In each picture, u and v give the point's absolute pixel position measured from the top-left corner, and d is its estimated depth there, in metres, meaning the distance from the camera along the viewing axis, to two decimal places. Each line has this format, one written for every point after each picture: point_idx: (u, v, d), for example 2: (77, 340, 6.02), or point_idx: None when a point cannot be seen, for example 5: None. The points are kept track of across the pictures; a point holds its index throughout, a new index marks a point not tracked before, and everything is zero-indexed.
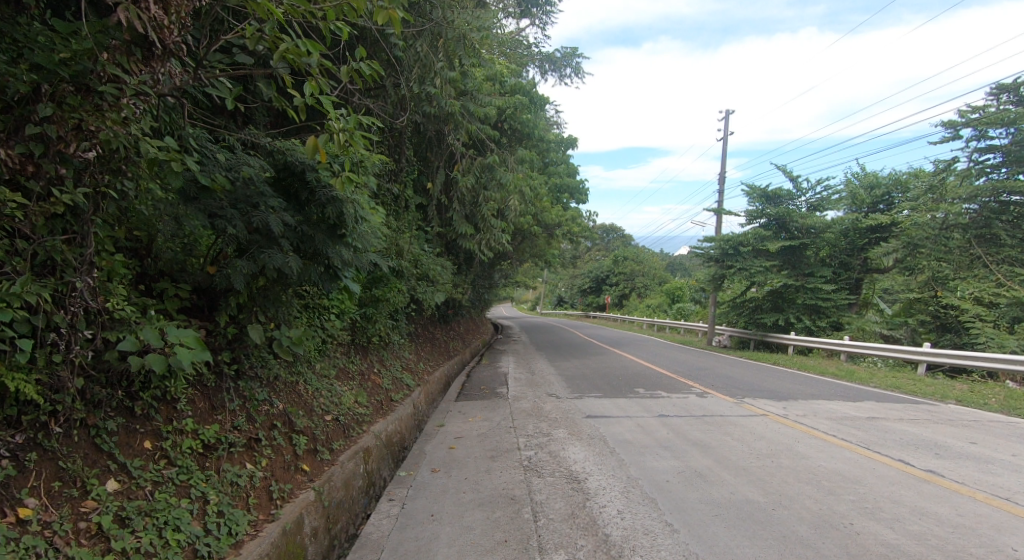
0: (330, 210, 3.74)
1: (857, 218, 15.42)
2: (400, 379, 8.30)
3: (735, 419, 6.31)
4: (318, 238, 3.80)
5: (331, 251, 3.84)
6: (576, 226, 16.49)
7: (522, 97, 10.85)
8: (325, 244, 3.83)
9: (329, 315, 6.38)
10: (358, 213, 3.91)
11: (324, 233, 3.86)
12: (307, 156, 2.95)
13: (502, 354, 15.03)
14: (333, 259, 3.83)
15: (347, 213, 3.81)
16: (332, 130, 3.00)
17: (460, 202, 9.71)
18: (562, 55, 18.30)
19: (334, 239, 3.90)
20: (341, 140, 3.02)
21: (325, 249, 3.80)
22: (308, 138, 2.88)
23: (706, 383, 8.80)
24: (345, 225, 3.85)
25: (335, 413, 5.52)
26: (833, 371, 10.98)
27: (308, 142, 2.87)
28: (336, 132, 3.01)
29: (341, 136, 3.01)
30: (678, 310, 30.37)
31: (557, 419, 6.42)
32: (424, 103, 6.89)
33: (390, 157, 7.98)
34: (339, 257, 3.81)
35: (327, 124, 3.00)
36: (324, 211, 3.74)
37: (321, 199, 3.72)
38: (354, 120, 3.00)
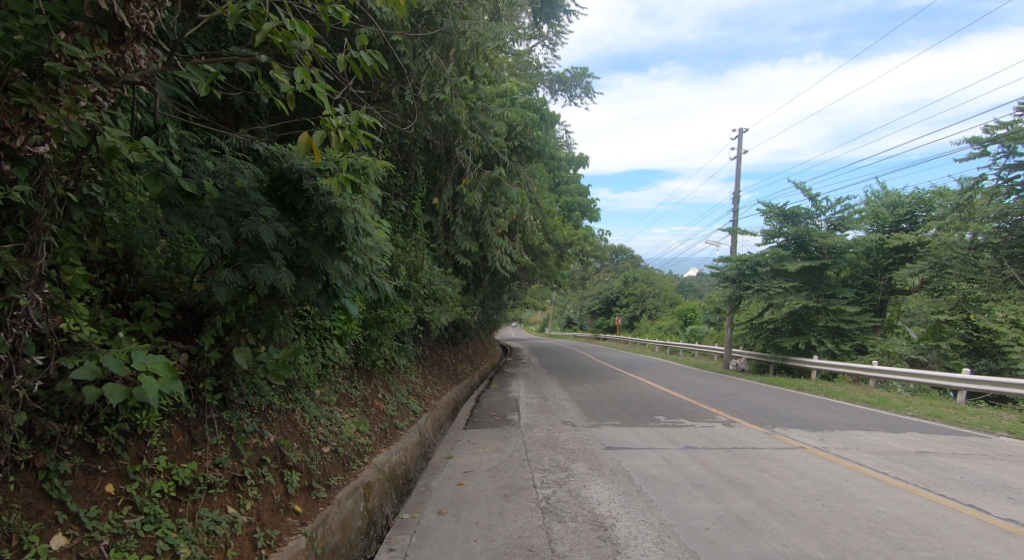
0: (329, 221, 3.37)
1: (881, 238, 14.91)
2: (405, 405, 7.86)
3: (769, 451, 5.81)
4: (315, 252, 3.41)
5: (328, 267, 3.45)
6: (588, 246, 16.12)
7: (534, 114, 10.63)
8: (321, 258, 3.44)
9: (329, 337, 6.00)
10: (359, 223, 3.53)
11: (322, 246, 3.47)
12: (300, 156, 2.54)
13: (512, 377, 14.54)
14: (330, 275, 3.43)
15: (348, 223, 3.42)
16: (330, 127, 2.62)
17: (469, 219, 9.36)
18: (573, 75, 18.19)
19: (333, 252, 3.51)
20: (339, 140, 2.64)
21: (322, 264, 3.42)
22: (302, 134, 2.44)
23: (731, 411, 8.28)
24: (344, 237, 3.47)
25: (333, 444, 5.10)
26: (863, 398, 10.39)
27: (302, 137, 2.42)
28: (333, 131, 2.62)
29: (340, 135, 2.62)
30: (691, 332, 29.77)
31: (574, 450, 5.93)
32: (433, 112, 6.58)
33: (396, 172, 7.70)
34: (339, 274, 3.42)
35: (323, 121, 2.62)
36: (322, 221, 3.36)
37: (319, 207, 3.35)
38: (355, 117, 2.65)
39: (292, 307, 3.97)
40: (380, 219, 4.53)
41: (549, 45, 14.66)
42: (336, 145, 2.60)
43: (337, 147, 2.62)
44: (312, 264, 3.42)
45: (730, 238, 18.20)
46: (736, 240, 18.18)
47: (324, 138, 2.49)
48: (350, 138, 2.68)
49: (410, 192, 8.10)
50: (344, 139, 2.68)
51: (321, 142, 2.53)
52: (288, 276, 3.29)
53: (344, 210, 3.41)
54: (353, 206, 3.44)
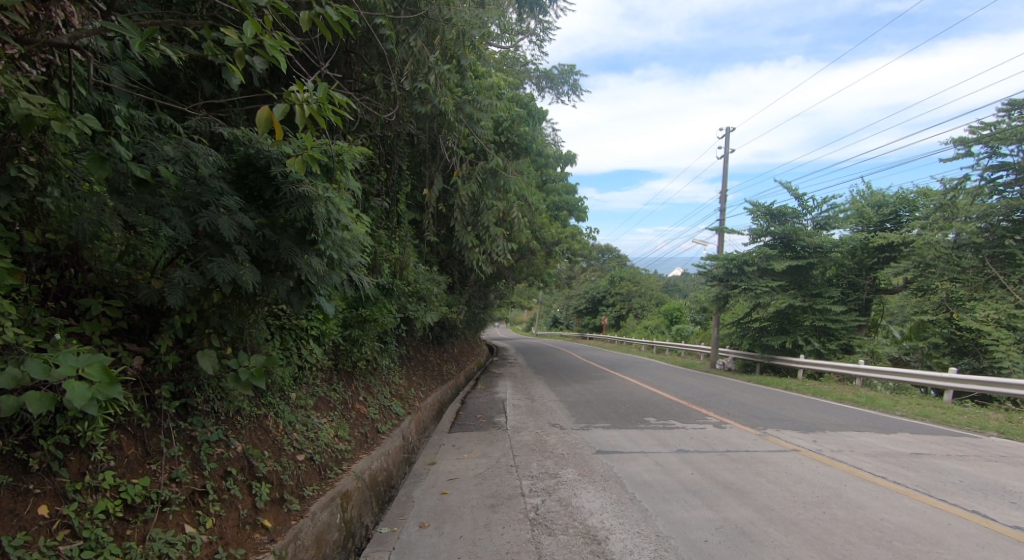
0: (299, 211, 3.08)
1: (866, 238, 14.88)
2: (389, 408, 7.57)
3: (763, 454, 5.63)
4: (284, 244, 3.11)
5: (299, 261, 3.14)
6: (575, 244, 15.91)
7: (520, 110, 10.38)
8: (292, 252, 3.14)
9: (307, 338, 5.73)
10: (335, 214, 3.24)
11: (293, 238, 3.18)
12: (260, 131, 2.25)
13: (499, 377, 14.26)
14: (302, 271, 3.13)
15: (321, 212, 3.13)
16: (294, 101, 2.36)
17: (456, 214, 9.07)
18: (560, 72, 17.99)
19: (306, 246, 3.22)
20: (304, 116, 2.37)
21: (292, 258, 3.12)
22: (262, 108, 2.17)
23: (721, 412, 8.13)
24: (317, 229, 3.18)
25: (309, 451, 4.81)
26: (852, 397, 10.32)
27: (262, 112, 2.15)
28: (297, 106, 2.35)
29: (305, 111, 2.36)
30: (677, 331, 29.79)
31: (564, 455, 5.69)
32: (417, 103, 6.29)
33: (377, 166, 7.44)
34: (313, 269, 3.13)
35: (286, 95, 2.36)
36: (293, 210, 3.07)
37: (289, 196, 3.06)
38: (323, 91, 2.40)
39: (263, 304, 3.70)
40: (359, 212, 4.25)
41: (536, 42, 14.42)
42: (301, 122, 2.34)
43: (302, 124, 2.35)
44: (281, 259, 3.11)
45: (718, 237, 18.14)
46: (723, 239, 18.11)
47: (287, 113, 2.23)
48: (317, 114, 2.42)
49: (393, 187, 7.88)
50: (310, 115, 2.42)
51: (284, 117, 2.26)
52: (254, 270, 2.99)
53: (317, 199, 3.12)
54: (326, 195, 3.15)
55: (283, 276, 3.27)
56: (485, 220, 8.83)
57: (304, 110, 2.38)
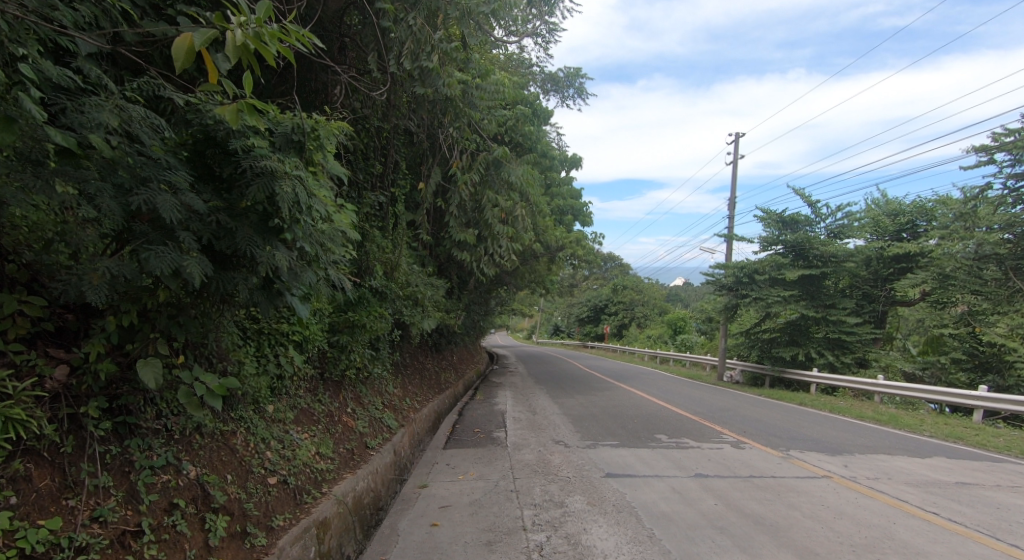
0: (262, 191, 2.53)
1: (882, 248, 14.28)
2: (379, 420, 7.00)
3: (792, 481, 5.05)
4: (244, 232, 2.56)
5: (261, 253, 2.58)
6: (580, 250, 15.33)
7: (524, 108, 9.90)
8: (253, 242, 2.59)
9: (287, 344, 5.20)
10: (308, 199, 2.69)
11: (257, 225, 2.63)
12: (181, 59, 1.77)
13: (498, 387, 13.65)
14: (264, 266, 2.56)
15: (289, 192, 2.58)
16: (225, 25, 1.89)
17: (455, 212, 8.49)
18: (565, 75, 17.55)
19: (272, 235, 2.67)
20: (237, 46, 1.91)
21: (254, 249, 2.57)
22: (179, 33, 1.69)
23: (738, 430, 7.55)
24: (284, 215, 2.63)
25: (282, 473, 4.25)
26: (873, 415, 9.71)
27: (180, 38, 1.67)
28: (229, 34, 1.87)
29: (239, 39, 1.89)
30: (682, 341, 29.15)
31: (570, 479, 5.13)
32: (418, 85, 5.75)
33: (368, 158, 7.01)
34: (281, 264, 2.57)
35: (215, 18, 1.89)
36: (255, 191, 2.53)
37: (249, 173, 2.52)
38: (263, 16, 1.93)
39: (227, 306, 3.16)
40: (343, 202, 3.73)
41: (542, 43, 14.00)
42: (232, 52, 1.86)
43: (234, 55, 1.89)
44: (238, 249, 2.55)
45: (726, 245, 17.59)
46: (732, 247, 17.55)
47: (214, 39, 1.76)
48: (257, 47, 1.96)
49: (387, 181, 7.47)
50: (244, 46, 1.95)
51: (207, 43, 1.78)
52: (207, 261, 2.45)
53: (284, 178, 2.57)
54: (295, 173, 2.61)
55: (245, 270, 2.72)
56: (487, 216, 8.33)
57: (238, 38, 1.91)
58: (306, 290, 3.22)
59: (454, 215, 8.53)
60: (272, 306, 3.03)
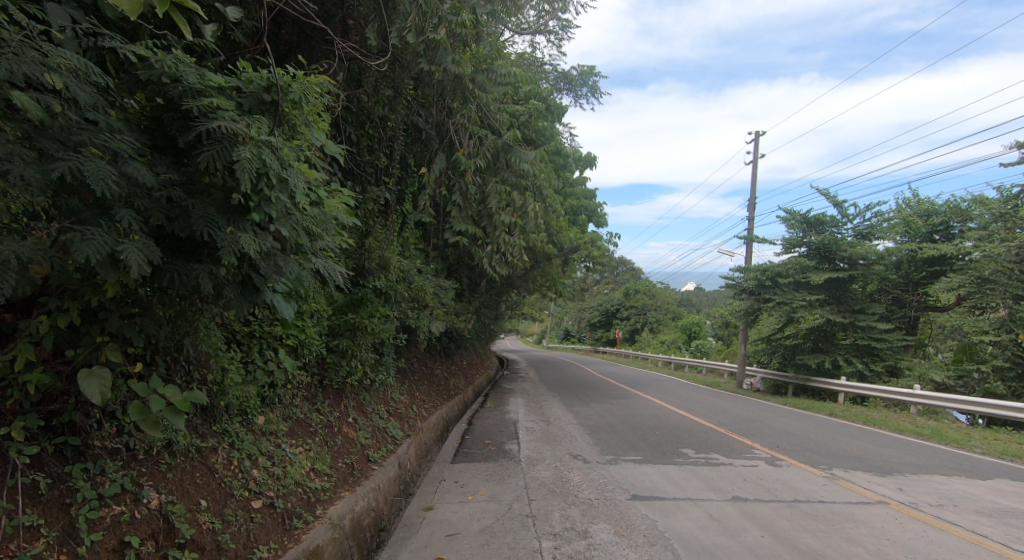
0: (221, 160, 2.06)
1: (914, 251, 13.53)
2: (383, 431, 6.50)
3: (843, 507, 4.48)
4: (203, 211, 2.08)
5: (224, 238, 2.09)
6: (595, 251, 14.77)
7: (538, 103, 9.43)
8: (215, 225, 2.10)
9: (281, 348, 4.76)
10: (283, 171, 2.23)
11: (219, 202, 2.15)
12: None
13: (509, 394, 13.10)
14: (227, 253, 2.06)
15: (256, 160, 2.10)
16: None
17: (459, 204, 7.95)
18: (579, 73, 17.07)
19: (238, 216, 2.18)
20: None
21: (216, 234, 2.07)
22: None
23: (770, 444, 6.98)
24: (253, 190, 2.16)
25: (268, 494, 3.76)
26: (913, 428, 9.03)
27: None
28: None
29: None
30: (697, 347, 28.41)
31: (593, 501, 4.61)
32: (423, 62, 5.51)
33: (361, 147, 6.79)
34: (251, 251, 2.08)
35: None
36: (213, 158, 2.05)
37: (206, 137, 2.04)
38: None
39: (199, 306, 2.69)
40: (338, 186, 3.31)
41: (556, 40, 13.55)
42: None
43: None
44: (194, 234, 2.06)
45: (746, 247, 16.94)
46: (752, 249, 16.90)
47: None
48: None
49: (387, 174, 7.17)
50: None
51: None
52: (156, 247, 1.96)
53: (251, 144, 2.11)
54: (264, 138, 2.14)
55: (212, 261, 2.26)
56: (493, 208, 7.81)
57: None
58: (291, 287, 2.75)
59: (458, 206, 7.96)
60: (248, 305, 2.55)
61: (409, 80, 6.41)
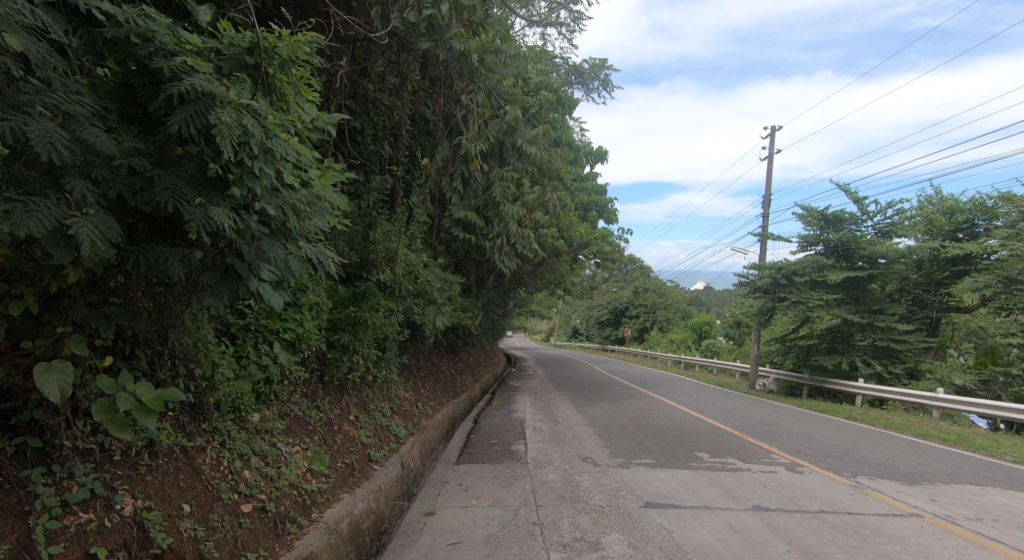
0: (195, 126, 1.82)
1: (937, 249, 13.03)
2: (386, 429, 6.27)
3: (875, 520, 4.17)
4: (171, 182, 1.83)
5: (193, 211, 1.83)
6: (606, 247, 14.45)
7: (549, 95, 9.14)
8: (183, 197, 1.86)
9: (277, 343, 4.52)
10: (267, 140, 1.99)
11: (190, 174, 1.90)
12: None
13: (516, 392, 12.86)
14: (194, 228, 1.81)
15: (235, 124, 1.85)
16: None
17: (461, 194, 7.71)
18: (591, 66, 16.75)
19: (213, 190, 1.94)
20: None
21: (184, 207, 1.83)
22: None
23: (789, 449, 6.67)
24: (232, 161, 1.92)
25: (260, 498, 3.52)
26: (938, 434, 8.66)
27: None
28: None
29: None
30: (708, 346, 28.01)
31: (604, 509, 4.34)
32: (425, 41, 5.54)
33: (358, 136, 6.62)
34: (226, 228, 1.83)
35: None
36: (185, 123, 1.80)
37: (176, 99, 1.80)
38: None
39: (180, 299, 2.45)
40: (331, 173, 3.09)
41: (567, 32, 13.23)
42: None
43: None
44: (159, 208, 1.82)
45: (760, 245, 16.55)
46: (766, 247, 16.50)
47: None
48: None
49: (392, 163, 6.98)
50: None
51: None
52: (114, 223, 1.73)
53: (229, 108, 1.87)
54: (245, 102, 1.90)
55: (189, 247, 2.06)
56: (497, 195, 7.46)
57: None
58: (278, 277, 2.49)
59: (460, 195, 7.69)
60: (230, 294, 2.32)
61: (415, 63, 6.19)
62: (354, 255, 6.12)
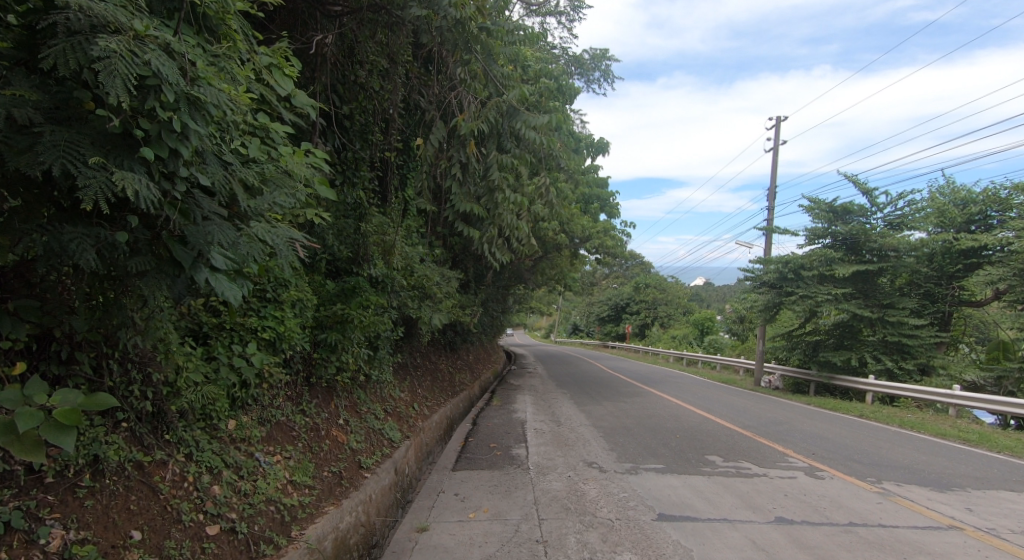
0: (78, 58, 1.52)
1: (949, 242, 12.52)
2: (379, 433, 5.88)
3: (913, 535, 3.78)
4: (62, 139, 1.55)
5: (89, 174, 1.56)
6: (608, 241, 14.03)
7: (548, 81, 8.72)
8: (79, 156, 1.58)
9: (254, 342, 4.13)
10: (190, 88, 1.72)
11: (93, 131, 1.62)
12: None
13: (516, 390, 12.46)
14: (88, 195, 1.54)
15: (139, 63, 1.58)
16: None
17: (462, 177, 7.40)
18: (592, 56, 16.34)
19: (124, 151, 1.67)
20: None
21: (76, 169, 1.55)
22: None
23: (808, 452, 6.27)
24: (136, 110, 1.63)
25: (229, 518, 3.12)
26: (957, 433, 8.26)
27: None
28: None
29: None
30: (710, 343, 27.65)
31: (615, 523, 3.95)
32: (417, 8, 5.22)
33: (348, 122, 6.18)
34: (129, 196, 1.56)
35: None
36: (67, 59, 1.51)
37: (61, 29, 1.51)
38: None
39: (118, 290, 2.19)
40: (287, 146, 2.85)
41: (566, 21, 12.82)
42: None
43: None
44: (45, 170, 1.53)
45: (766, 239, 16.14)
46: (772, 241, 16.11)
47: None
48: None
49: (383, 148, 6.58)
50: None
51: None
52: None
53: (131, 40, 1.59)
54: (154, 35, 1.64)
55: (111, 231, 1.81)
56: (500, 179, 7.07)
57: None
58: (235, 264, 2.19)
59: (459, 181, 7.31)
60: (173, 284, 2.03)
61: (404, 41, 5.78)
62: (343, 249, 5.74)
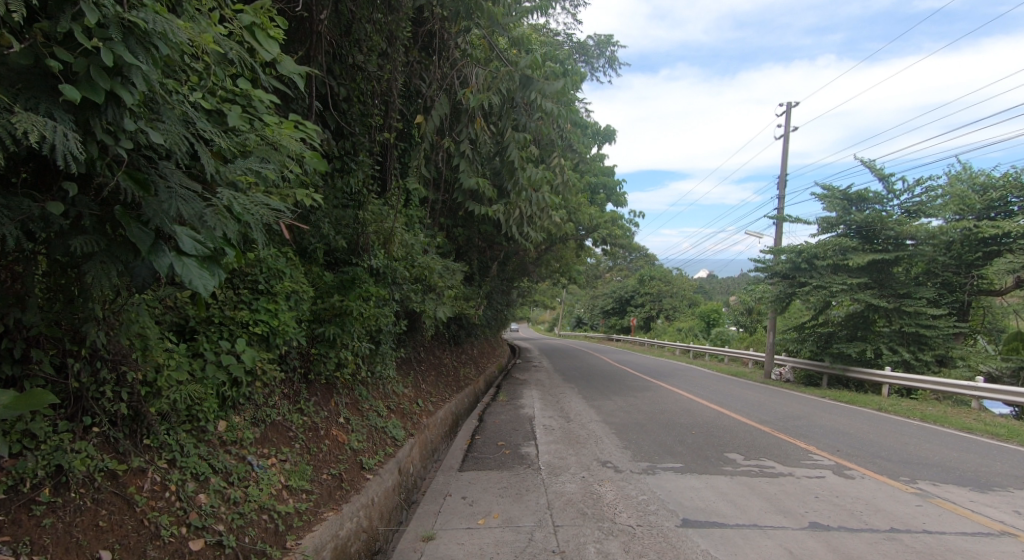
0: None
1: (969, 229, 12.02)
2: (382, 431, 5.58)
3: (963, 542, 3.47)
4: None
5: None
6: (616, 230, 13.66)
7: (554, 63, 8.34)
8: None
9: (245, 338, 3.81)
10: (125, 12, 1.53)
11: (1, 67, 1.43)
12: None
13: (522, 385, 12.16)
14: None
15: None
16: None
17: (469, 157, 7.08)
18: (597, 43, 15.90)
19: (41, 90, 1.51)
20: None
21: None
22: None
23: (832, 449, 5.96)
24: (47, 34, 1.46)
25: (216, 531, 2.82)
26: (985, 427, 7.92)
27: None
28: None
29: None
30: (718, 335, 27.29)
31: (635, 530, 3.66)
32: None
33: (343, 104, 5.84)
34: (28, 133, 1.37)
35: None
36: None
37: None
38: None
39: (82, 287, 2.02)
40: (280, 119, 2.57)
41: (572, 5, 12.39)
42: None
43: None
44: None
45: (777, 228, 15.75)
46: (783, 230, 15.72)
47: None
48: None
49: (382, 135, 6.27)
50: None
51: None
52: None
53: None
54: None
55: (42, 199, 1.64)
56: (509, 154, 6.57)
57: None
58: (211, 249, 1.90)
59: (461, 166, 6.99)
60: (138, 272, 1.75)
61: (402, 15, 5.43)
62: (341, 239, 5.43)
